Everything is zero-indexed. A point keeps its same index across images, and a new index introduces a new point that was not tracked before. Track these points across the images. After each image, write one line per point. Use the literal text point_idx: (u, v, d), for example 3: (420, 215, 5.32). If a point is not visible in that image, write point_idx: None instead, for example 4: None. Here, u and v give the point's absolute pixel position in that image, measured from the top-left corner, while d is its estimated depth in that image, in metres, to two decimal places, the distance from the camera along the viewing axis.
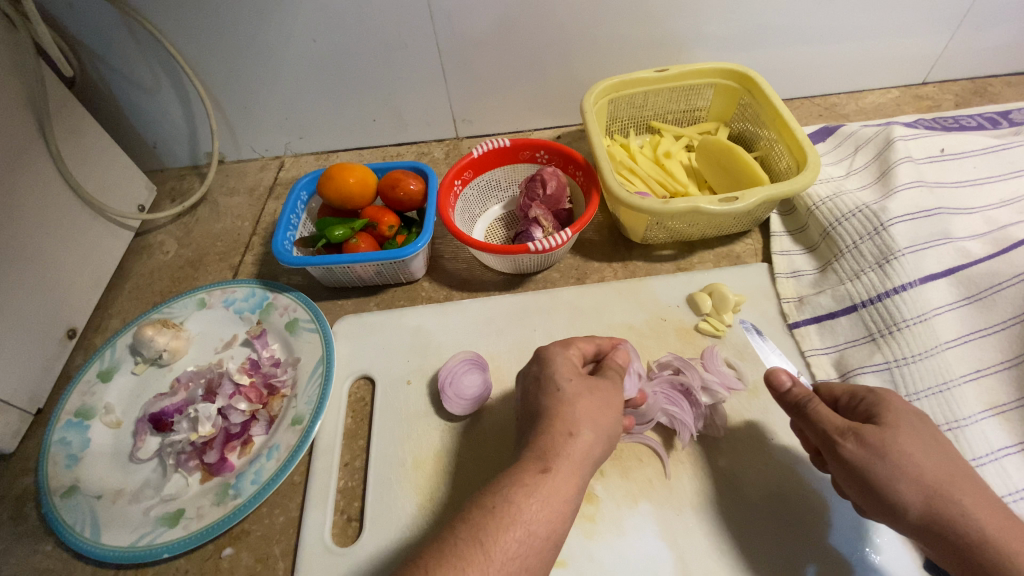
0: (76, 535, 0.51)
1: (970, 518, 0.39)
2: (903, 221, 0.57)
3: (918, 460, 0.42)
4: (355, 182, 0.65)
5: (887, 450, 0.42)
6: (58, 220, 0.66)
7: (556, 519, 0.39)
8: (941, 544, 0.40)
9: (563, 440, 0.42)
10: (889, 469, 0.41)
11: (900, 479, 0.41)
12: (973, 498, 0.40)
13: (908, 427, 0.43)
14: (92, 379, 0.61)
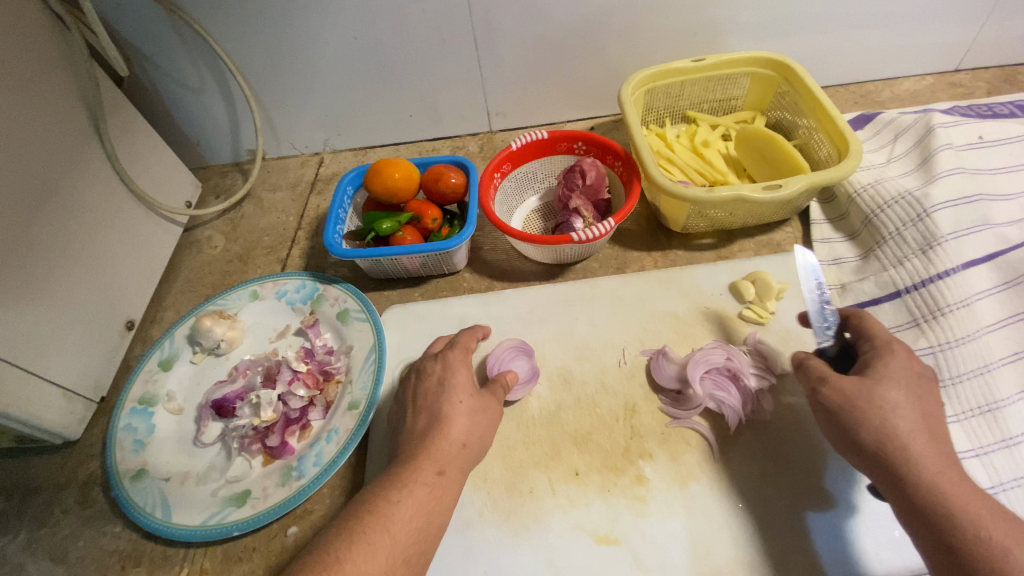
0: (148, 516, 0.53)
1: (916, 464, 0.41)
2: (946, 208, 0.57)
3: (891, 408, 0.43)
4: (400, 177, 0.66)
5: (853, 394, 0.45)
6: (114, 216, 0.68)
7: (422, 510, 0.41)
8: (892, 489, 0.41)
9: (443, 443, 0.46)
10: (853, 412, 0.44)
11: (862, 420, 0.44)
12: (927, 448, 0.41)
13: (892, 380, 0.45)
14: (154, 368, 0.63)
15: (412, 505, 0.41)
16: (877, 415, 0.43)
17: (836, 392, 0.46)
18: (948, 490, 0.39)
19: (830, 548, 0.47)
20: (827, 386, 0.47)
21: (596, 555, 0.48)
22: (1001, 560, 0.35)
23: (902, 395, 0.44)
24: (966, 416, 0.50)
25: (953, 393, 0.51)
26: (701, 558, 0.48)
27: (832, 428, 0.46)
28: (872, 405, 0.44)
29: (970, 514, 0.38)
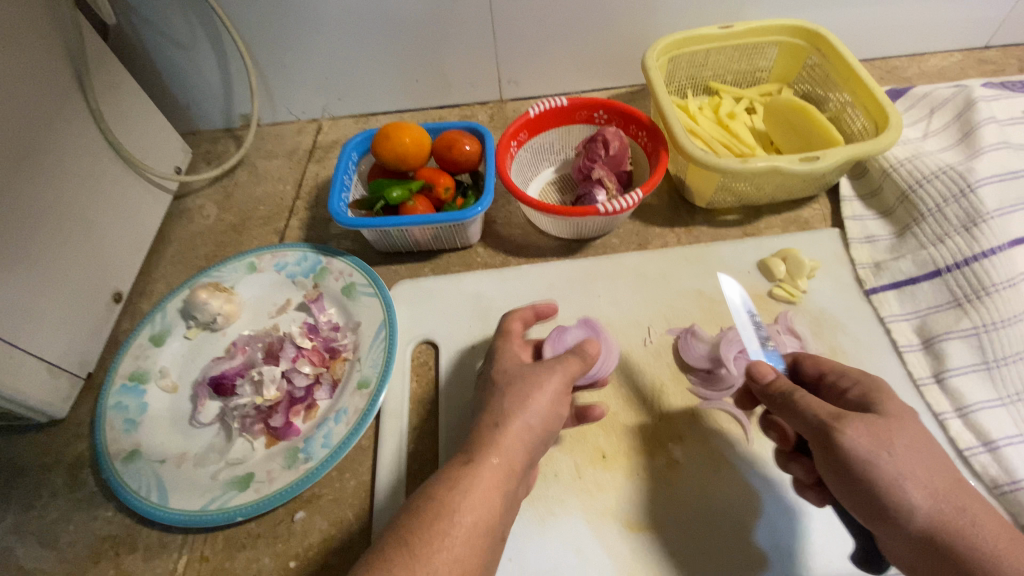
0: (142, 500, 0.49)
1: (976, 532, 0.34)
2: (990, 183, 0.54)
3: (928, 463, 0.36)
4: (410, 142, 0.62)
5: (888, 442, 0.37)
6: (99, 179, 0.63)
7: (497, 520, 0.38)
8: (951, 568, 0.34)
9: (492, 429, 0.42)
10: (895, 468, 0.36)
11: (906, 480, 0.36)
12: (977, 505, 0.35)
13: (911, 419, 0.39)
14: (145, 344, 0.59)
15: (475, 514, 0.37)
16: (921, 471, 0.36)
17: (863, 437, 0.37)
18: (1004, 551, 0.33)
19: None
20: (847, 427, 0.37)
21: (627, 541, 0.46)
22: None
23: (926, 441, 0.38)
24: (1010, 400, 0.48)
25: (998, 376, 0.49)
26: (737, 546, 0.46)
27: (856, 491, 0.37)
28: (910, 459, 0.36)
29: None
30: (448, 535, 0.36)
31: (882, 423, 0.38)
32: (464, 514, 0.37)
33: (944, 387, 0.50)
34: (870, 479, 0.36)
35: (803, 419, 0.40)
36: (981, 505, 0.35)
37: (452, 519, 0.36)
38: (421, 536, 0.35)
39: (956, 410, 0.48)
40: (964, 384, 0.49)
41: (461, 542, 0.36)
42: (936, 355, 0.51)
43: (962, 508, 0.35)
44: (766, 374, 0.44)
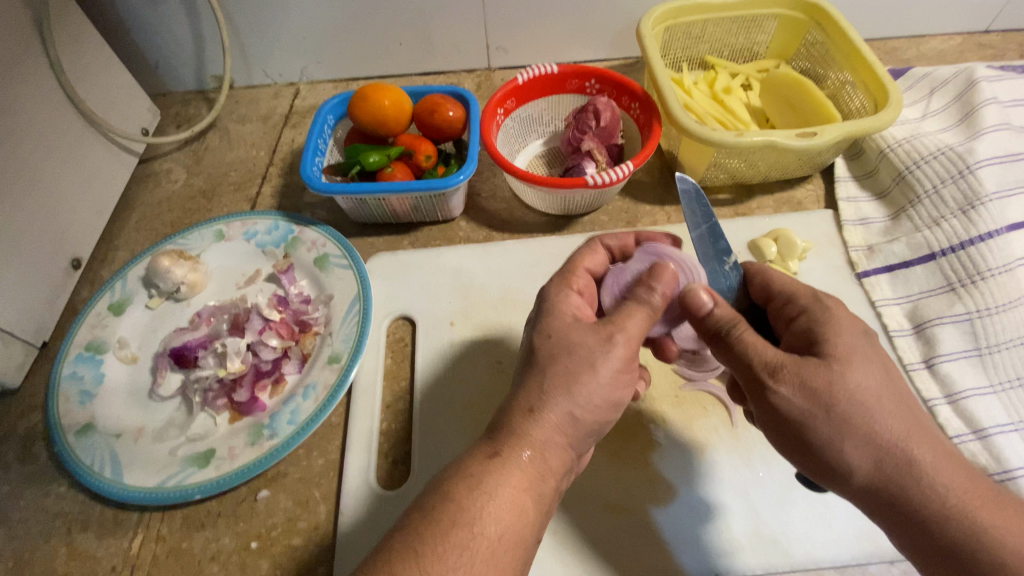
0: (95, 476, 0.46)
1: (920, 474, 0.35)
2: (990, 164, 0.52)
3: (871, 412, 0.35)
4: (390, 105, 0.59)
5: (831, 402, 0.35)
6: (58, 137, 0.58)
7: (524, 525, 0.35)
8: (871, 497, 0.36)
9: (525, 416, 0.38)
10: (832, 425, 0.35)
11: (844, 436, 0.35)
12: (917, 446, 0.35)
13: (858, 362, 0.36)
14: (103, 312, 0.55)
15: (500, 518, 0.34)
16: (862, 425, 0.35)
17: (799, 395, 0.36)
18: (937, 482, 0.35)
19: (850, 523, 0.45)
20: (782, 385, 0.36)
21: (607, 524, 0.45)
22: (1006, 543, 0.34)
23: (873, 384, 0.36)
24: (1002, 387, 0.47)
25: (990, 363, 0.48)
26: (717, 529, 0.45)
27: (790, 442, 0.37)
28: (852, 411, 0.35)
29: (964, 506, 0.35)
30: (467, 549, 0.33)
31: (825, 373, 0.35)
32: (487, 526, 0.34)
33: (934, 372, 0.48)
34: (805, 432, 0.36)
35: (741, 367, 0.38)
36: (920, 442, 0.35)
37: (472, 531, 0.33)
38: (435, 549, 0.32)
39: (946, 397, 0.47)
40: (955, 370, 0.48)
41: (483, 557, 0.33)
42: (927, 340, 0.50)
43: (900, 452, 0.35)
44: (702, 306, 0.39)
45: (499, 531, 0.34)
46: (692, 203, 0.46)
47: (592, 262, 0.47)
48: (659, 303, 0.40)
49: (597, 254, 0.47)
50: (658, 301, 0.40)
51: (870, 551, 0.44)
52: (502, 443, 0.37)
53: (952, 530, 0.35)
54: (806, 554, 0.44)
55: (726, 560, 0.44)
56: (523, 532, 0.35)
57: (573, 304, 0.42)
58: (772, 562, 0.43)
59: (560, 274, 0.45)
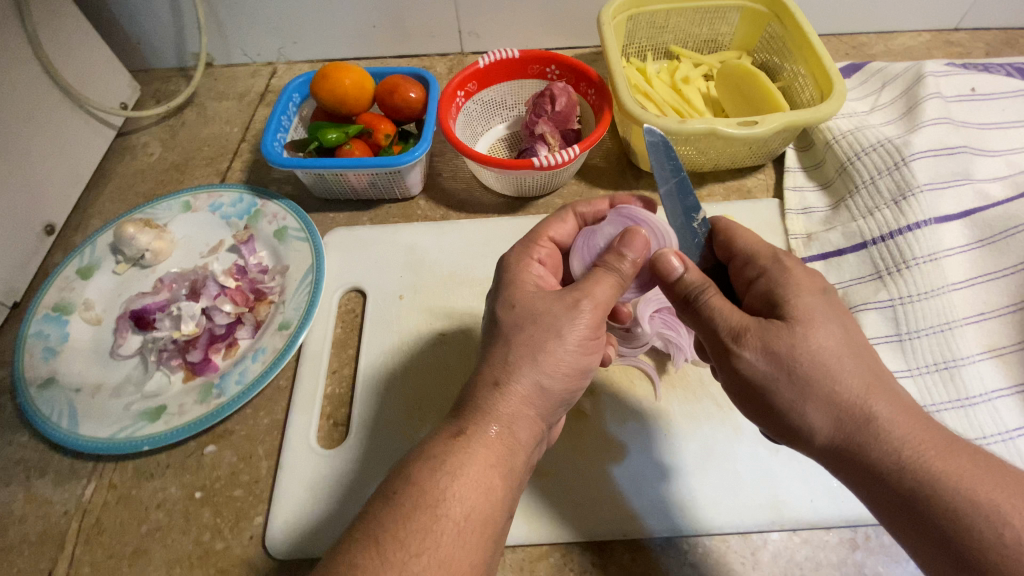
0: (53, 426, 0.49)
1: (891, 439, 0.33)
2: (925, 157, 0.54)
3: (836, 371, 0.34)
4: (351, 84, 0.61)
5: (793, 364, 0.34)
6: (34, 108, 0.61)
7: (491, 504, 0.34)
8: (852, 470, 0.34)
9: (491, 390, 0.38)
10: (796, 388, 0.34)
11: (809, 398, 0.34)
12: (889, 409, 0.33)
13: (821, 322, 0.35)
14: (71, 276, 0.58)
15: (469, 496, 0.34)
16: (826, 386, 0.34)
17: (762, 357, 0.35)
18: (915, 450, 0.33)
19: (763, 492, 0.46)
20: (744, 347, 0.35)
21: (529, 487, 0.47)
22: (1004, 517, 0.30)
23: (836, 344, 0.34)
24: (919, 371, 0.49)
25: (909, 348, 0.49)
26: (633, 494, 0.46)
27: (762, 409, 0.37)
28: (816, 372, 0.34)
29: (954, 476, 0.32)
30: (432, 532, 0.32)
31: (787, 333, 0.35)
32: (453, 505, 0.33)
33: None
34: (775, 399, 0.35)
35: (709, 331, 0.38)
36: (894, 406, 0.34)
37: (435, 513, 0.32)
38: (400, 535, 0.31)
39: None
40: None
41: (449, 538, 0.32)
42: None
43: (869, 416, 0.33)
44: (672, 271, 0.38)
45: (464, 511, 0.33)
46: (661, 155, 0.44)
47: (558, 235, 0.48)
48: (627, 271, 0.41)
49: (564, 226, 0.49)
50: (626, 269, 0.41)
51: (779, 519, 0.45)
52: (467, 420, 0.37)
53: (941, 504, 0.31)
54: (714, 521, 0.45)
55: (638, 523, 0.45)
56: (489, 513, 0.34)
57: (539, 271, 0.44)
58: (681, 527, 0.45)
59: (526, 242, 0.47)
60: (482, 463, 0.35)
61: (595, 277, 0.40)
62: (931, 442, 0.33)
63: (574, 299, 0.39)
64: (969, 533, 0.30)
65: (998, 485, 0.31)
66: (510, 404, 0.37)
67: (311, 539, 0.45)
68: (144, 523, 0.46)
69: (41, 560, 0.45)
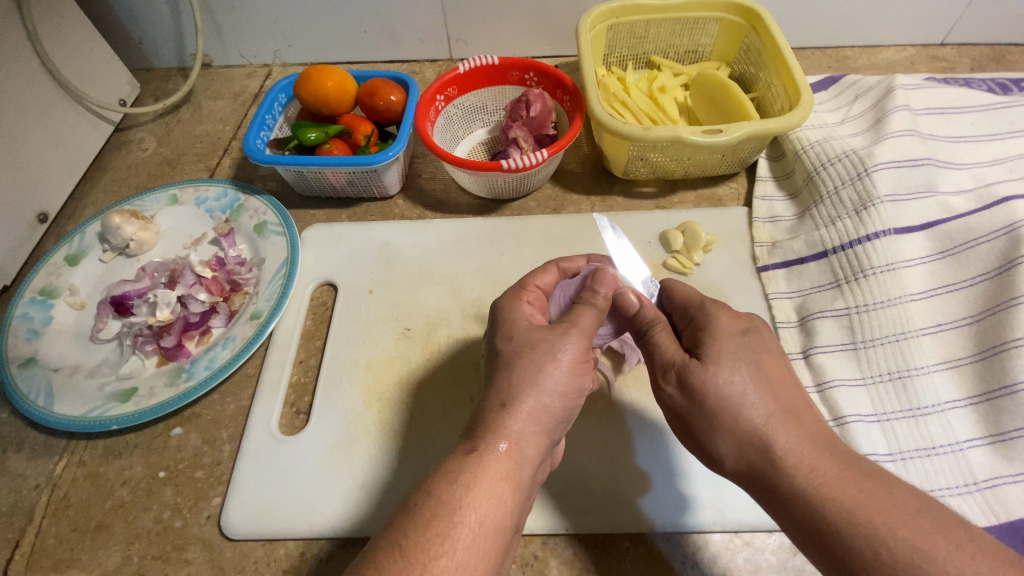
0: (29, 403, 0.52)
1: (789, 469, 0.35)
2: (888, 168, 0.55)
3: (740, 402, 0.37)
4: (333, 86, 0.63)
5: (702, 398, 0.38)
6: (32, 101, 0.64)
7: (506, 515, 0.35)
8: (763, 496, 0.37)
9: (497, 410, 0.38)
10: (706, 419, 0.38)
11: (716, 429, 0.37)
12: (788, 438, 0.36)
13: (731, 357, 0.38)
14: (59, 262, 0.61)
15: (485, 509, 0.34)
16: (729, 418, 0.37)
17: (680, 391, 0.39)
18: (815, 478, 0.34)
19: (703, 494, 0.47)
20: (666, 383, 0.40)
21: None
22: (883, 538, 0.31)
23: (745, 382, 0.37)
24: (872, 381, 0.49)
25: (864, 357, 0.50)
26: (578, 489, 0.48)
27: (690, 439, 0.40)
28: (722, 404, 0.37)
29: (844, 502, 0.33)
30: (447, 538, 0.32)
31: (700, 368, 0.38)
32: (468, 515, 0.34)
33: (809, 362, 0.51)
34: (694, 429, 0.39)
35: (651, 364, 0.42)
36: (796, 436, 0.36)
37: (452, 520, 0.33)
38: (417, 540, 0.32)
39: (816, 385, 0.50)
40: (829, 361, 0.50)
41: (465, 544, 0.33)
42: (807, 332, 0.52)
43: (770, 446, 0.36)
44: (631, 305, 0.43)
45: (479, 518, 0.34)
46: None
47: (546, 281, 0.48)
48: (603, 303, 0.42)
49: (550, 274, 0.49)
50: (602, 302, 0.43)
51: (720, 522, 0.46)
52: (477, 437, 0.37)
53: (828, 529, 0.33)
54: (655, 519, 0.46)
55: (580, 517, 0.46)
56: (504, 522, 0.35)
57: (528, 313, 0.44)
58: (621, 523, 0.46)
59: (514, 289, 0.47)
60: (496, 476, 0.35)
61: (576, 312, 0.42)
62: (827, 470, 0.34)
63: (562, 327, 0.41)
64: (854, 555, 0.31)
65: (888, 512, 0.32)
66: (518, 419, 0.38)
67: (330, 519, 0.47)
68: (108, 499, 0.48)
69: (9, 531, 0.47)
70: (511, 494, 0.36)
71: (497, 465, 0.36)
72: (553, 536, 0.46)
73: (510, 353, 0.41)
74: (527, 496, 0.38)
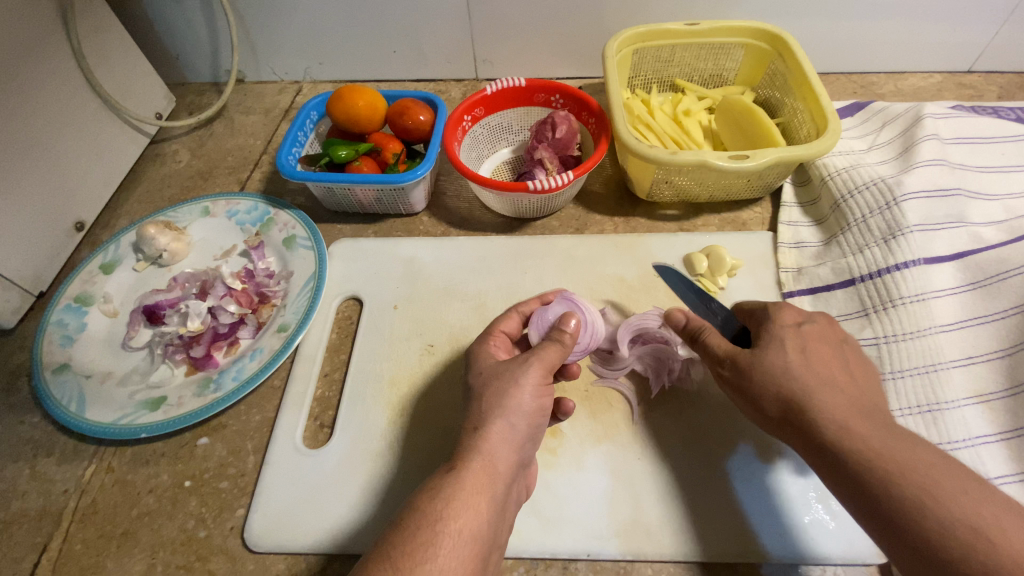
0: (62, 408, 0.53)
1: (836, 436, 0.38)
2: (917, 197, 0.54)
3: (831, 379, 0.40)
4: (364, 105, 0.65)
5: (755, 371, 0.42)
6: (74, 115, 0.66)
7: (483, 526, 0.36)
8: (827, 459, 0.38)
9: (472, 432, 0.40)
10: (753, 387, 0.42)
11: (807, 395, 0.39)
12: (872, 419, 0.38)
13: (834, 347, 0.42)
14: (94, 270, 0.62)
15: (467, 517, 0.36)
16: (821, 389, 0.39)
17: (776, 362, 0.41)
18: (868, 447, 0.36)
19: (726, 523, 0.47)
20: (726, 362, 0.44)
21: None
22: (943, 504, 0.33)
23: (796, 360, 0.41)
24: (901, 413, 0.48)
25: (893, 388, 0.49)
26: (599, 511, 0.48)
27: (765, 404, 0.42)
28: (815, 379, 0.40)
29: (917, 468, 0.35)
30: (432, 545, 0.34)
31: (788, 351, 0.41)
32: (449, 522, 0.35)
33: None
34: (781, 396, 0.40)
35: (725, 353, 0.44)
36: (845, 409, 0.38)
37: (436, 528, 0.34)
38: (404, 548, 0.33)
39: None
40: None
41: (447, 551, 0.34)
42: None
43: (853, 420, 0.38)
44: (678, 321, 0.48)
45: (460, 527, 0.35)
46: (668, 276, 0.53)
47: (510, 325, 0.51)
48: (569, 338, 0.46)
49: (515, 317, 0.51)
50: (568, 340, 0.46)
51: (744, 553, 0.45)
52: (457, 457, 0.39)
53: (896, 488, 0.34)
54: (675, 547, 0.46)
55: (601, 541, 0.46)
56: (484, 533, 0.36)
57: (494, 354, 0.47)
58: (642, 550, 0.46)
59: (482, 335, 0.49)
60: (474, 487, 0.37)
61: (540, 347, 0.45)
62: (910, 453, 0.36)
63: (524, 356, 0.44)
64: (914, 509, 0.33)
65: (969, 499, 0.33)
66: (490, 437, 0.40)
67: (352, 537, 0.47)
68: (134, 506, 0.49)
69: (38, 534, 0.48)
70: (488, 509, 0.37)
71: (474, 477, 0.37)
72: (573, 560, 0.46)
73: (481, 384, 0.44)
74: (503, 513, 0.39)
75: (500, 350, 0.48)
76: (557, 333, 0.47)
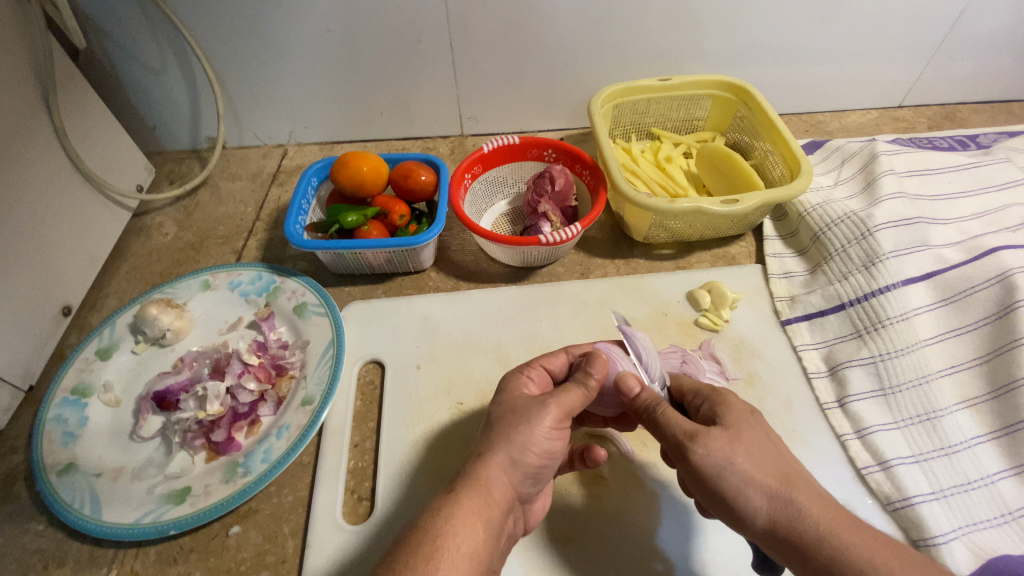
0: (74, 512, 0.49)
1: (812, 520, 0.37)
2: (887, 227, 0.61)
3: (762, 462, 0.39)
4: (368, 170, 0.66)
5: (733, 454, 0.39)
6: (58, 196, 0.64)
7: (481, 546, 0.37)
8: (786, 554, 0.38)
9: (474, 459, 0.42)
10: (738, 476, 0.39)
11: (750, 487, 0.38)
12: (808, 494, 0.38)
13: (747, 425, 0.41)
14: (90, 357, 0.59)
15: (468, 535, 0.37)
16: (760, 476, 0.39)
17: (713, 452, 0.40)
18: (843, 537, 0.36)
19: None
20: (699, 445, 0.40)
21: (554, 553, 0.49)
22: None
23: (762, 442, 0.41)
24: (904, 424, 0.53)
25: (893, 401, 0.54)
26: (650, 551, 0.50)
27: (711, 499, 0.40)
28: (750, 465, 0.39)
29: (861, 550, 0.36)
30: (431, 561, 0.35)
31: (725, 433, 0.41)
32: (450, 539, 0.36)
33: (846, 411, 0.55)
34: (763, 486, 0.38)
35: (665, 440, 0.42)
36: (813, 492, 0.39)
37: (435, 544, 0.36)
38: None
39: (855, 432, 0.53)
40: (863, 408, 0.54)
41: (447, 564, 0.35)
42: (839, 381, 0.56)
43: (796, 501, 0.38)
44: (631, 387, 0.46)
45: (458, 543, 0.36)
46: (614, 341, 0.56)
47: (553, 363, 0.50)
48: (593, 385, 0.46)
49: (560, 358, 0.50)
50: (593, 385, 0.46)
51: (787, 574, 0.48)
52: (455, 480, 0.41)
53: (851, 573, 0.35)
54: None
55: None
56: (481, 555, 0.37)
57: (522, 384, 0.47)
58: None
59: (520, 364, 0.49)
60: (470, 511, 0.38)
61: (564, 388, 0.45)
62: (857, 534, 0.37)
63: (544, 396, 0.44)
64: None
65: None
66: (488, 466, 0.41)
67: None
68: None
69: None
70: (484, 531, 0.38)
71: (471, 500, 0.38)
72: None
73: (497, 415, 0.45)
74: (498, 541, 0.40)
75: (531, 381, 0.48)
76: (582, 375, 0.46)
